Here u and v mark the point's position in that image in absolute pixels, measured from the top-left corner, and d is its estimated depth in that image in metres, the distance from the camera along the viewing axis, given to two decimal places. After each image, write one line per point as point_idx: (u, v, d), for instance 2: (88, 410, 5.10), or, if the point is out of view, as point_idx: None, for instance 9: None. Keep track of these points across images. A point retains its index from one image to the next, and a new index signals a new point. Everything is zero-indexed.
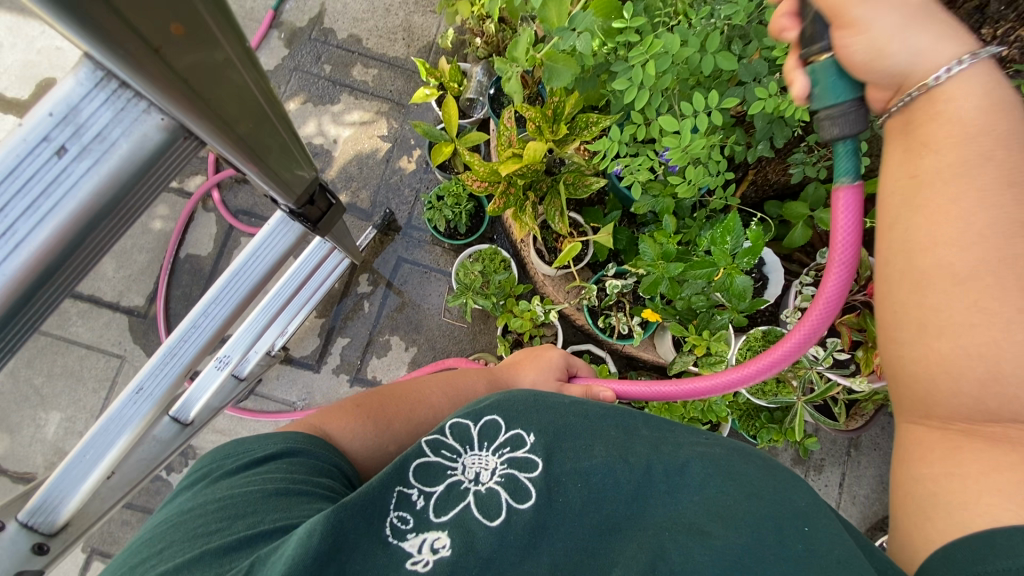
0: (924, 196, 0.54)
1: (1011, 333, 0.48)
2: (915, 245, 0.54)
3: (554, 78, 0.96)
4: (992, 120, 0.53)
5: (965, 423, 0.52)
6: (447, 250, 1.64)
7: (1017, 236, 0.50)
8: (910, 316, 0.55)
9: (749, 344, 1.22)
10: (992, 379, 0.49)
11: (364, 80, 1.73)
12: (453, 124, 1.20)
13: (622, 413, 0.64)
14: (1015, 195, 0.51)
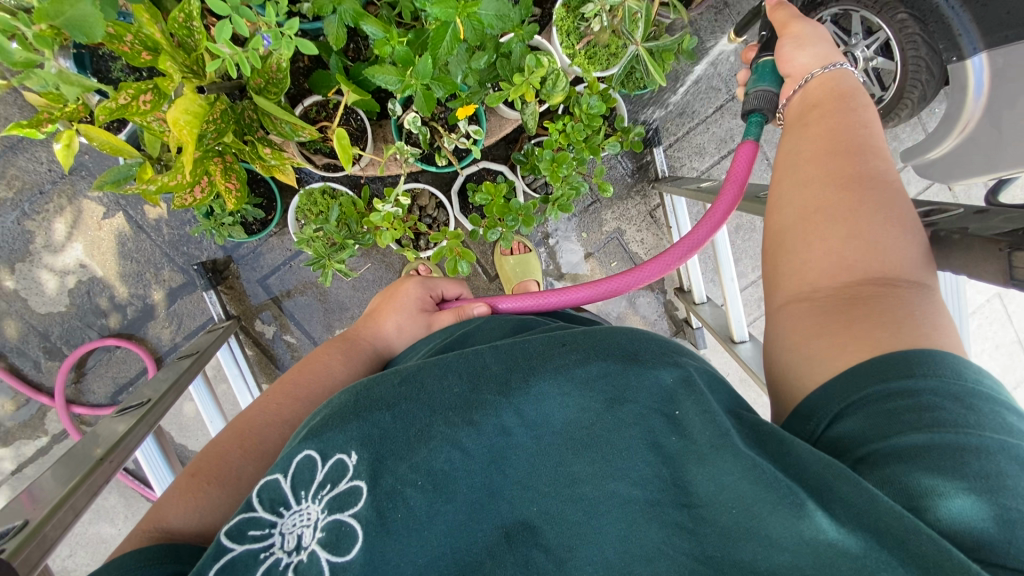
0: (801, 126, 0.65)
1: (841, 218, 0.55)
2: (788, 157, 0.63)
3: (93, 28, 0.68)
4: (847, 80, 0.67)
5: (816, 297, 0.54)
6: (281, 231, 1.43)
7: (847, 146, 0.59)
8: (788, 214, 0.59)
9: (564, 30, 1.09)
10: (827, 255, 0.54)
11: (14, 191, 1.34)
12: (125, 151, 1.02)
13: (469, 352, 0.56)
14: (853, 126, 0.61)
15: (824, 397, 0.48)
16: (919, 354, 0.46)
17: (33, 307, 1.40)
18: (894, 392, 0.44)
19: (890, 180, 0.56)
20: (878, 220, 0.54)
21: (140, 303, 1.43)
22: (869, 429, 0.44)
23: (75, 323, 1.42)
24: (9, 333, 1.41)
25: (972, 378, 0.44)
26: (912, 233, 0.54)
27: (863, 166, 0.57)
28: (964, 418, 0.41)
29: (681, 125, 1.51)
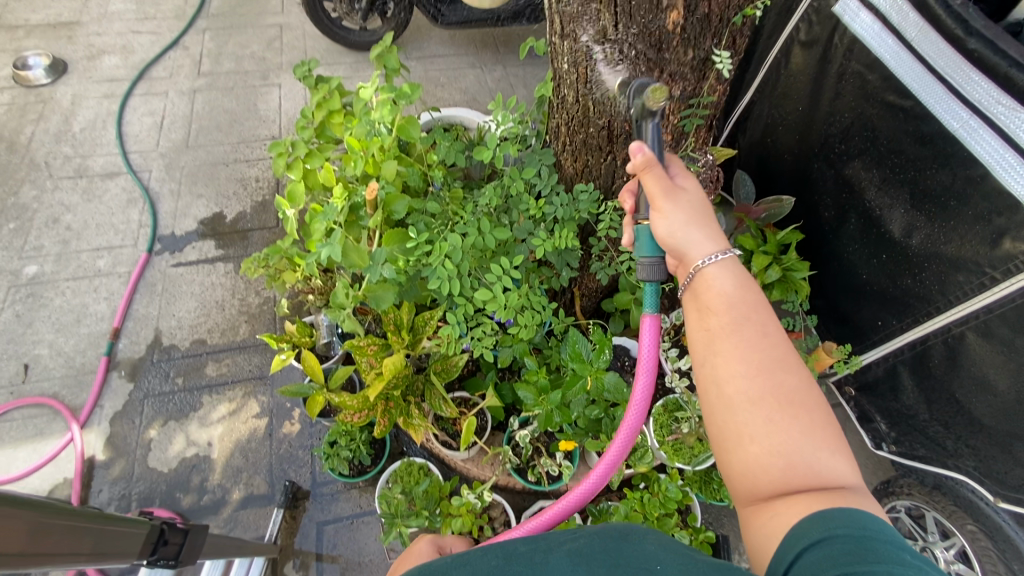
0: (717, 343, 0.65)
1: (771, 434, 0.59)
2: (706, 375, 0.65)
3: (381, 301, 1.15)
4: (744, 295, 0.68)
5: (774, 495, 0.58)
6: (364, 487, 1.58)
7: (768, 366, 0.62)
8: (729, 444, 0.62)
9: (659, 422, 1.38)
10: (780, 465, 0.58)
11: (220, 374, 1.76)
12: (316, 374, 1.36)
13: (502, 545, 0.61)
14: (763, 339, 0.64)
15: (788, 547, 0.53)
16: (842, 510, 0.53)
17: (147, 459, 1.62)
18: (825, 538, 0.51)
19: (803, 394, 0.61)
20: (804, 425, 0.59)
21: (217, 494, 1.57)
22: (816, 564, 0.49)
23: (160, 485, 1.58)
24: (111, 469, 1.60)
25: (881, 526, 0.50)
26: (832, 440, 0.59)
27: (780, 388, 0.61)
28: (874, 554, 0.47)
29: None
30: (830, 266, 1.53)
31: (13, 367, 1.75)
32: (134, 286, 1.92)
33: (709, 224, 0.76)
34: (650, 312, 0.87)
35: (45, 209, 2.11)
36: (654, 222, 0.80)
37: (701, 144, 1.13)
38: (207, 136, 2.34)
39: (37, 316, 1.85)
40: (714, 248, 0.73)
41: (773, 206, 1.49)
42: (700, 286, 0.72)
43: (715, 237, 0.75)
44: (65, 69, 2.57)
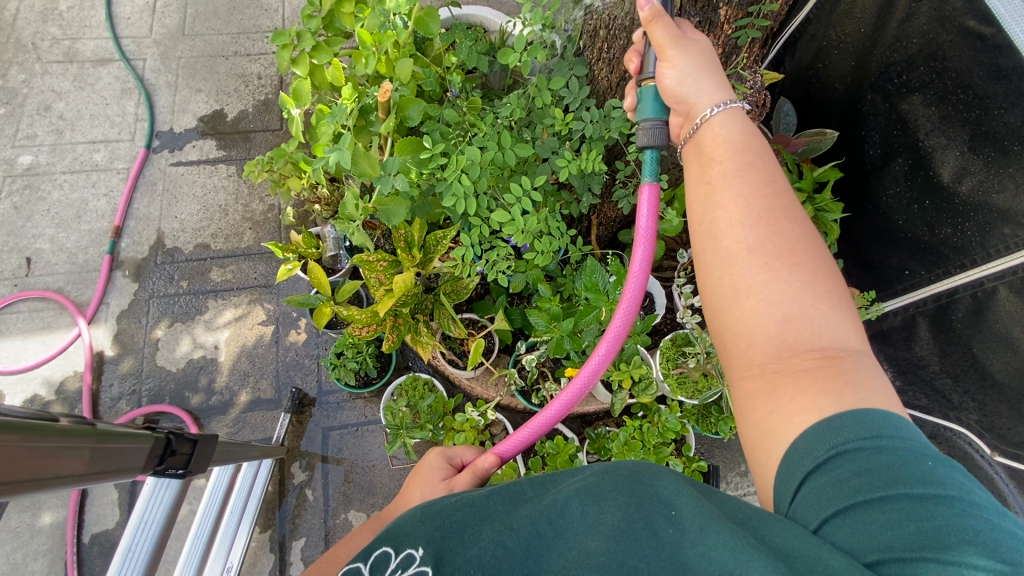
0: (717, 194, 0.61)
1: (777, 290, 0.54)
2: (705, 224, 0.61)
3: (392, 216, 1.09)
4: (748, 143, 0.65)
5: (777, 365, 0.53)
6: (369, 399, 1.62)
7: (777, 218, 0.58)
8: (725, 302, 0.58)
9: (665, 355, 1.37)
10: (784, 326, 0.53)
11: (225, 279, 1.74)
12: (323, 286, 1.33)
13: (510, 484, 0.62)
14: (773, 190, 0.60)
15: (791, 464, 0.48)
16: (853, 412, 0.47)
17: (154, 358, 1.64)
18: (831, 459, 0.45)
19: (809, 245, 0.57)
20: (816, 289, 0.54)
21: (225, 395, 1.60)
22: (821, 499, 0.44)
23: (169, 384, 1.61)
24: (121, 365, 1.63)
25: (892, 424, 0.45)
26: (839, 301, 0.54)
27: (788, 241, 0.56)
28: (886, 478, 0.42)
29: (742, 483, 1.58)
30: (866, 209, 1.46)
31: (15, 260, 1.73)
32: (133, 185, 1.85)
33: (721, 80, 0.70)
34: (650, 181, 0.77)
35: (35, 94, 1.99)
36: (661, 73, 0.73)
37: (751, 63, 1.03)
38: (204, 24, 2.15)
39: (36, 209, 1.80)
40: (721, 97, 0.69)
41: (811, 141, 1.39)
42: (705, 132, 0.67)
43: (725, 92, 0.69)
44: None
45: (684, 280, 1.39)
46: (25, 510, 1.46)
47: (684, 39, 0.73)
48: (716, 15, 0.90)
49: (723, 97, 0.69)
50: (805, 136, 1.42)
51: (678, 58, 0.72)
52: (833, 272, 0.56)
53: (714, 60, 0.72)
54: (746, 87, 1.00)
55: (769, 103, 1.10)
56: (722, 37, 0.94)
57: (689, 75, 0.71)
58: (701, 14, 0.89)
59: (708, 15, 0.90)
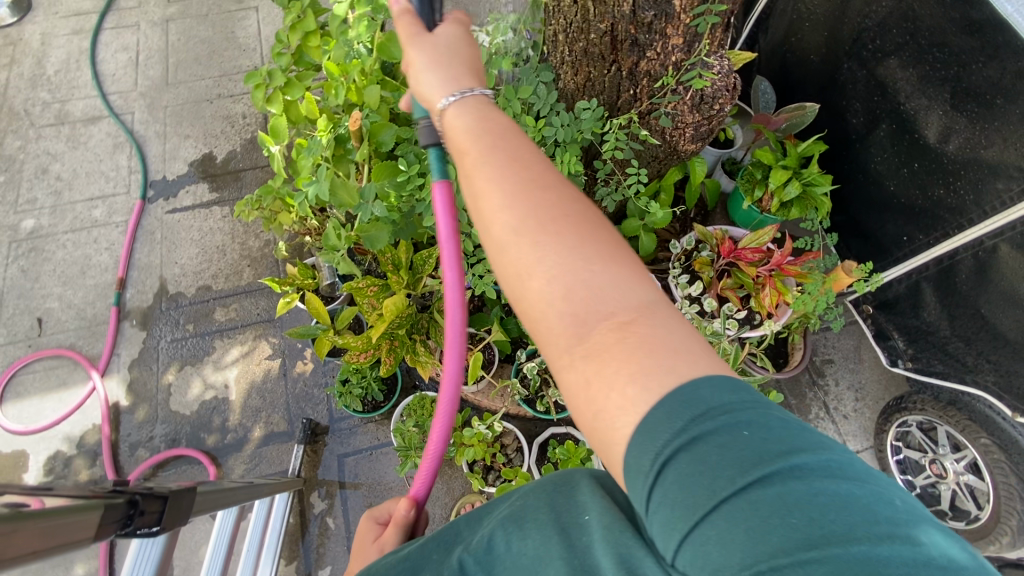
0: (470, 177, 0.55)
1: (552, 265, 0.48)
2: (471, 211, 0.54)
3: (376, 242, 1.10)
4: (479, 115, 0.58)
5: (580, 349, 0.46)
6: (380, 421, 1.63)
7: (529, 185, 0.52)
8: (516, 295, 0.51)
9: None
10: (574, 303, 0.47)
11: (229, 318, 1.77)
12: (321, 316, 1.35)
13: (458, 520, 0.62)
14: (516, 157, 0.54)
15: (638, 455, 0.41)
16: (685, 388, 0.41)
17: (168, 403, 1.67)
18: (672, 460, 0.39)
19: (573, 207, 0.51)
20: (598, 251, 0.49)
21: (240, 432, 1.63)
22: (683, 487, 0.38)
23: (184, 428, 1.64)
24: (136, 413, 1.66)
25: (719, 397, 0.41)
26: (621, 259, 0.49)
27: (546, 209, 0.50)
28: (754, 452, 0.38)
29: None
30: (856, 179, 1.44)
31: (27, 321, 1.77)
32: (133, 235, 1.89)
33: (449, 64, 0.64)
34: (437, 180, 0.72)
35: (32, 159, 2.05)
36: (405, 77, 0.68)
37: (717, 47, 1.02)
38: (187, 71, 2.20)
39: (42, 270, 1.85)
40: (451, 76, 0.63)
41: (793, 116, 1.37)
42: (444, 117, 0.61)
43: (452, 77, 0.63)
44: (29, 6, 2.39)
45: (679, 271, 1.39)
46: (58, 564, 1.49)
47: (419, 27, 0.68)
48: (671, 7, 0.89)
49: (450, 77, 0.62)
50: (786, 111, 1.41)
51: (412, 48, 0.66)
52: (606, 226, 0.52)
53: (448, 38, 0.67)
54: (712, 74, 1.00)
55: (739, 86, 1.08)
56: (681, 27, 0.94)
57: (424, 62, 0.65)
58: (656, 7, 0.89)
59: (662, 7, 0.89)
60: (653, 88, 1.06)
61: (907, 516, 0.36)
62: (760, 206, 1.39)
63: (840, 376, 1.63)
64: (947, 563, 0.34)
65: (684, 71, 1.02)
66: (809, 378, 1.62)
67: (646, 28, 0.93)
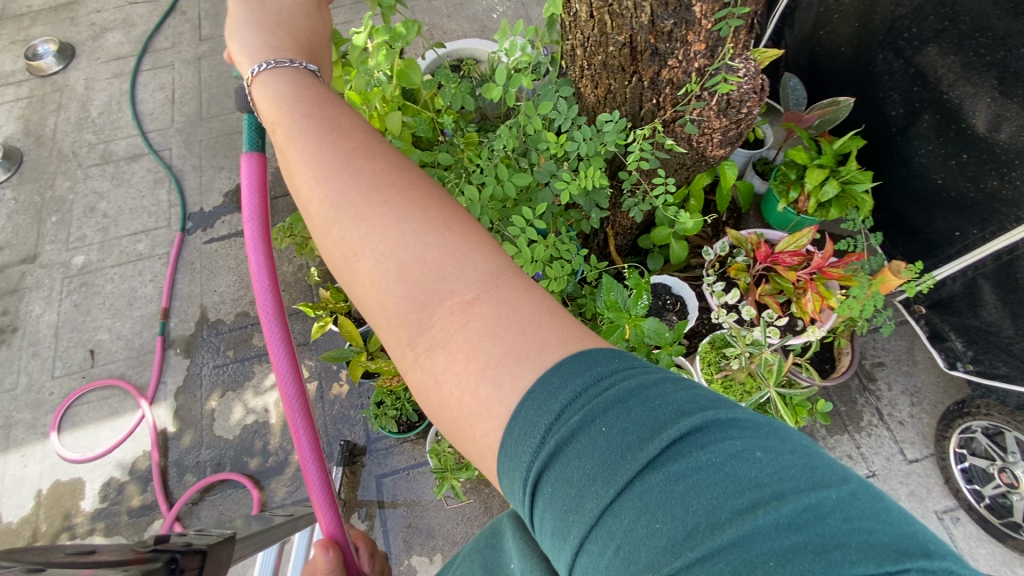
0: (295, 162, 0.56)
1: (383, 248, 0.50)
2: (297, 193, 0.57)
3: None
4: (298, 95, 0.61)
5: (426, 332, 0.48)
6: (416, 440, 1.63)
7: (354, 162, 0.54)
8: (358, 284, 0.52)
9: (706, 359, 1.29)
10: (412, 287, 0.48)
11: (267, 343, 1.82)
12: (354, 338, 1.35)
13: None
14: (339, 137, 0.56)
15: (511, 463, 0.42)
16: (539, 378, 0.42)
17: (213, 428, 1.72)
18: (541, 482, 0.40)
19: (394, 177, 0.53)
20: (429, 227, 0.50)
21: (281, 455, 1.66)
22: (558, 495, 0.39)
23: (228, 452, 1.68)
24: (183, 439, 1.72)
25: (569, 395, 0.41)
26: (452, 229, 0.51)
27: (369, 189, 0.52)
28: (609, 449, 0.38)
29: None
30: (897, 173, 1.36)
31: (81, 353, 1.86)
32: (175, 267, 1.97)
33: (269, 29, 0.68)
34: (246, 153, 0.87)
35: (81, 198, 2.16)
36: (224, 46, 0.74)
37: (741, 49, 0.98)
38: (219, 105, 2.29)
39: (93, 304, 1.95)
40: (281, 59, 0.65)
41: (825, 112, 1.32)
42: (264, 101, 0.63)
43: (269, 47, 0.67)
44: (73, 53, 2.54)
45: (714, 278, 1.34)
46: None
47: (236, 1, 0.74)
48: (690, 14, 0.87)
49: (275, 59, 0.65)
50: (818, 107, 1.35)
51: (234, 29, 0.69)
52: (434, 194, 0.54)
53: (271, 9, 0.69)
54: (738, 78, 0.96)
55: (768, 86, 1.04)
56: (702, 33, 0.91)
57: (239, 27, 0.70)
58: (675, 16, 0.87)
59: (682, 15, 0.87)
60: (676, 96, 1.03)
61: (774, 475, 0.36)
62: (796, 207, 1.34)
63: (892, 380, 1.54)
64: (813, 516, 0.34)
65: (708, 76, 0.99)
66: (859, 384, 1.54)
67: (665, 37, 0.91)
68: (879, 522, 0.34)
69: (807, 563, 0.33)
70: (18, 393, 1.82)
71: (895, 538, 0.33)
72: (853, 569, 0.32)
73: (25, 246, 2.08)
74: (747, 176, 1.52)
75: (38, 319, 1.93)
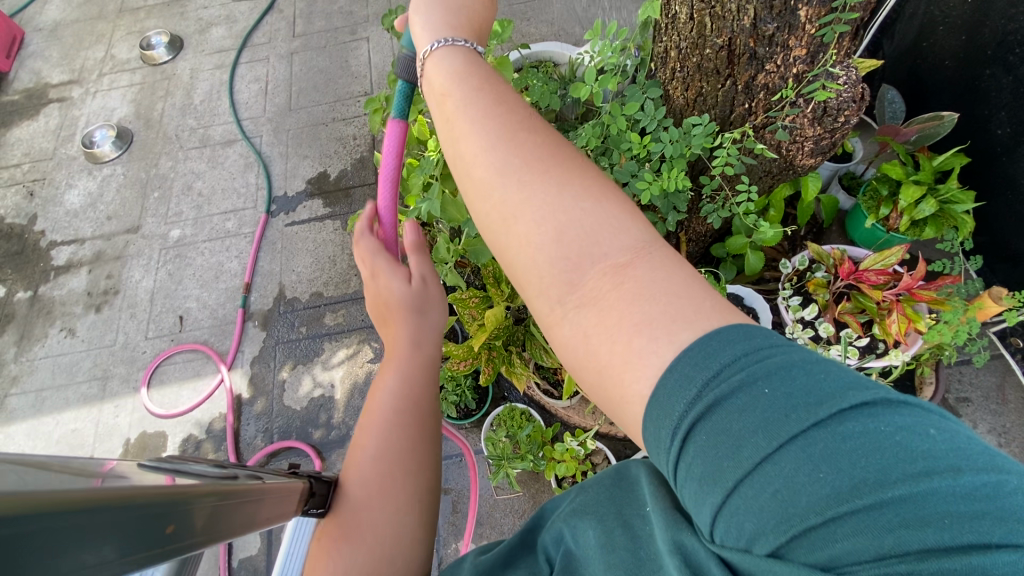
0: (456, 124, 0.61)
1: (542, 205, 0.53)
2: (457, 151, 0.61)
3: (480, 255, 1.14)
4: (466, 61, 0.65)
5: (574, 287, 0.51)
6: (471, 429, 1.67)
7: (518, 128, 0.58)
8: (507, 237, 0.55)
9: None
10: (568, 243, 0.51)
11: (336, 322, 1.92)
12: None
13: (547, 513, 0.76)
14: (503, 104, 0.60)
15: (661, 412, 0.44)
16: (700, 339, 0.44)
17: (282, 398, 1.83)
18: (694, 431, 0.41)
19: (553, 146, 0.57)
20: (587, 193, 0.53)
21: (343, 430, 1.74)
22: (713, 443, 0.40)
23: (295, 422, 1.78)
24: (255, 406, 1.84)
25: (729, 356, 0.42)
26: (607, 198, 0.54)
27: (532, 153, 0.56)
28: (777, 406, 0.39)
29: None
30: (1001, 195, 1.29)
31: (171, 318, 2.03)
32: (258, 245, 2.11)
33: (456, 9, 0.70)
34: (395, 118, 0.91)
35: (181, 177, 2.36)
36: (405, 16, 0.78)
37: (844, 56, 0.95)
38: (307, 98, 2.44)
39: (185, 274, 2.12)
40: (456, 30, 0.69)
41: (925, 128, 1.26)
42: (427, 67, 0.67)
43: (447, 18, 0.70)
44: (182, 45, 2.77)
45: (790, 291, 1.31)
46: None
47: None
48: (796, 18, 0.86)
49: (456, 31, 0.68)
50: (917, 122, 1.29)
51: (420, 1, 0.72)
52: (590, 168, 0.56)
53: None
54: (838, 85, 0.94)
55: (868, 96, 1.01)
56: (805, 38, 0.89)
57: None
58: (779, 19, 0.86)
59: (786, 19, 0.86)
60: (770, 101, 1.01)
61: (948, 449, 0.36)
62: (885, 224, 1.28)
63: (979, 418, 1.44)
64: (995, 493, 0.34)
65: (806, 83, 0.97)
66: None
67: (766, 41, 0.90)
68: None
69: (984, 528, 0.33)
70: (115, 349, 2.01)
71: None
72: None
73: (130, 217, 2.29)
74: (833, 190, 1.47)
75: (137, 284, 2.11)
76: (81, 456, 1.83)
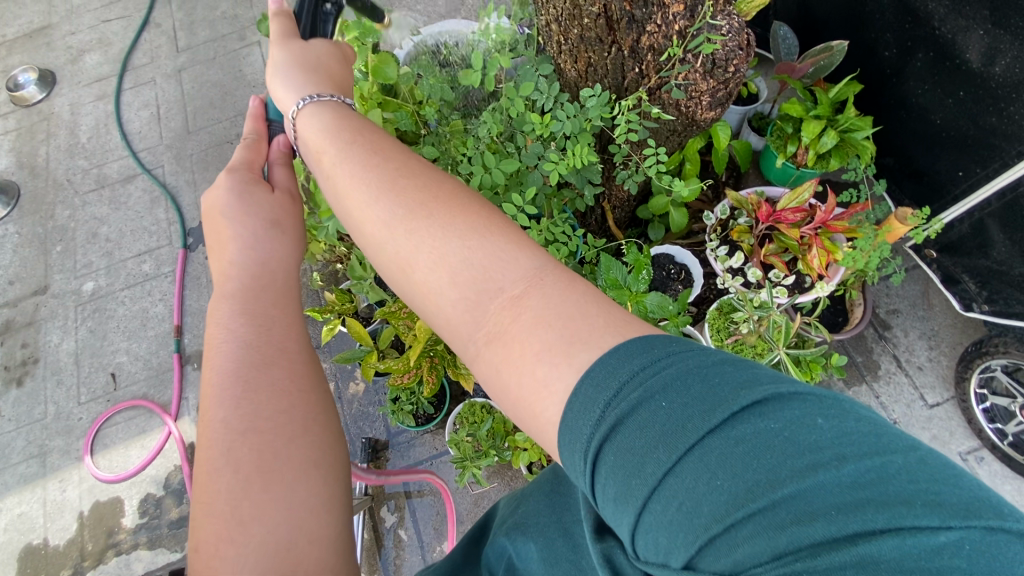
0: (337, 183, 0.61)
1: (434, 252, 0.53)
2: (345, 208, 0.61)
3: None
4: (335, 121, 0.68)
5: (479, 327, 0.50)
6: (436, 431, 1.66)
7: (394, 176, 0.58)
8: (407, 287, 0.55)
9: (715, 327, 1.30)
10: (465, 284, 0.51)
11: None
12: (364, 338, 1.35)
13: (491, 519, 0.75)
14: (378, 156, 0.61)
15: (572, 438, 0.43)
16: (598, 360, 0.44)
17: None
18: (601, 453, 0.41)
19: (434, 188, 0.57)
20: (473, 231, 0.53)
21: None
22: (617, 466, 0.40)
23: None
24: None
25: (627, 374, 0.42)
26: (494, 230, 0.54)
27: (412, 199, 0.56)
28: (673, 417, 0.39)
29: None
30: (897, 115, 1.33)
31: (102, 377, 1.91)
32: (182, 283, 1.99)
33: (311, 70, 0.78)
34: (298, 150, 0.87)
35: (82, 225, 2.18)
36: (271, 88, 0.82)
37: (722, 5, 0.93)
38: (205, 116, 2.28)
39: (108, 328, 1.98)
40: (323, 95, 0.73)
41: (818, 61, 1.27)
42: (304, 132, 0.70)
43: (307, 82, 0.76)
44: (54, 79, 2.52)
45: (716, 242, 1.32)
46: None
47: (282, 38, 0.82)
48: None
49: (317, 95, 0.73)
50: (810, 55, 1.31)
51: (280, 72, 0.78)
52: (475, 203, 0.57)
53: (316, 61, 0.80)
54: (721, 35, 0.92)
55: (753, 41, 1.00)
56: None
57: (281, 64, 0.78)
58: None
59: None
60: (659, 61, 0.99)
61: (837, 439, 0.36)
62: (795, 162, 1.30)
63: (908, 326, 1.52)
64: (878, 476, 0.34)
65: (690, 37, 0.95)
66: (874, 333, 1.52)
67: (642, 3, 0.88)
68: (947, 486, 0.34)
69: (870, 514, 0.33)
70: (47, 422, 1.87)
71: (966, 500, 0.33)
72: (918, 523, 0.32)
73: (34, 278, 2.11)
74: (744, 133, 1.48)
75: (58, 348, 1.97)
76: (34, 540, 1.73)
